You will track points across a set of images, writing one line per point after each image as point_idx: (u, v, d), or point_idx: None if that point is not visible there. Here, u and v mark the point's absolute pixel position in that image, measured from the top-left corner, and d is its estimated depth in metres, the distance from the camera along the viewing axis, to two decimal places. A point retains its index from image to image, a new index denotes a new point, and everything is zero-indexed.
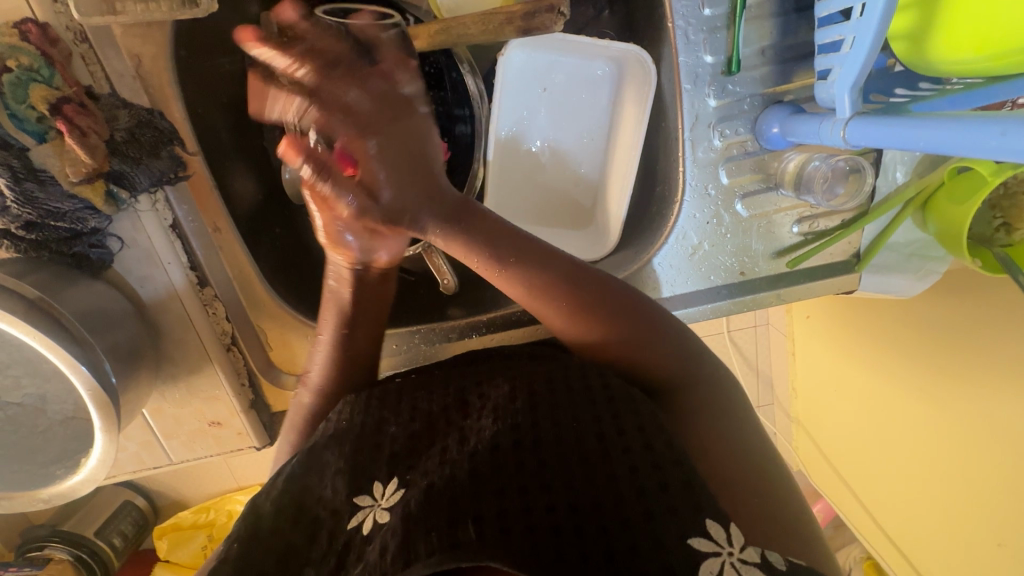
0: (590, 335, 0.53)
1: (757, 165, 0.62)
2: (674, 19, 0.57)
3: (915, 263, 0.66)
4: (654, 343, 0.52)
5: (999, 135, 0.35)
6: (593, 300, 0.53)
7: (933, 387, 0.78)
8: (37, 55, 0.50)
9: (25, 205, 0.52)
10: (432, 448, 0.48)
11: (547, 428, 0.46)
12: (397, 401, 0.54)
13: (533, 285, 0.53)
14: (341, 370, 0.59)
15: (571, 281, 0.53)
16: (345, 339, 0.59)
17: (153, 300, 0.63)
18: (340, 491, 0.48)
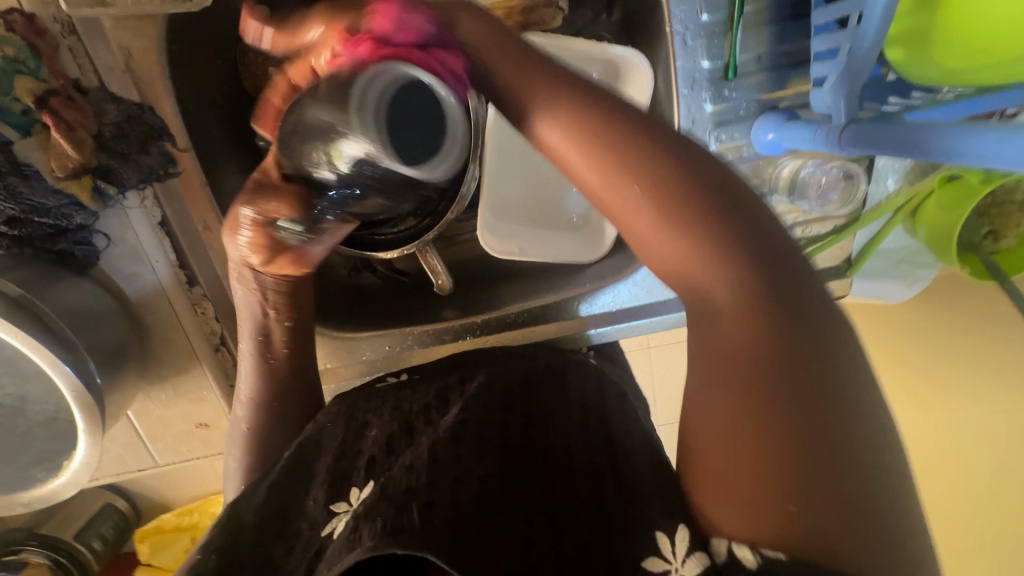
0: (640, 204, 0.37)
1: (752, 171, 0.62)
2: (672, 23, 0.58)
3: (906, 270, 0.67)
4: (738, 275, 0.35)
5: (995, 142, 0.36)
6: (668, 169, 0.36)
7: (930, 392, 0.77)
8: (23, 47, 0.49)
9: (8, 200, 0.51)
10: (407, 446, 0.50)
11: (516, 428, 0.49)
12: (381, 398, 0.58)
13: (603, 145, 0.37)
14: (269, 377, 0.58)
15: (666, 157, 0.37)
16: (267, 348, 0.57)
17: (140, 299, 0.62)
18: (319, 500, 0.47)
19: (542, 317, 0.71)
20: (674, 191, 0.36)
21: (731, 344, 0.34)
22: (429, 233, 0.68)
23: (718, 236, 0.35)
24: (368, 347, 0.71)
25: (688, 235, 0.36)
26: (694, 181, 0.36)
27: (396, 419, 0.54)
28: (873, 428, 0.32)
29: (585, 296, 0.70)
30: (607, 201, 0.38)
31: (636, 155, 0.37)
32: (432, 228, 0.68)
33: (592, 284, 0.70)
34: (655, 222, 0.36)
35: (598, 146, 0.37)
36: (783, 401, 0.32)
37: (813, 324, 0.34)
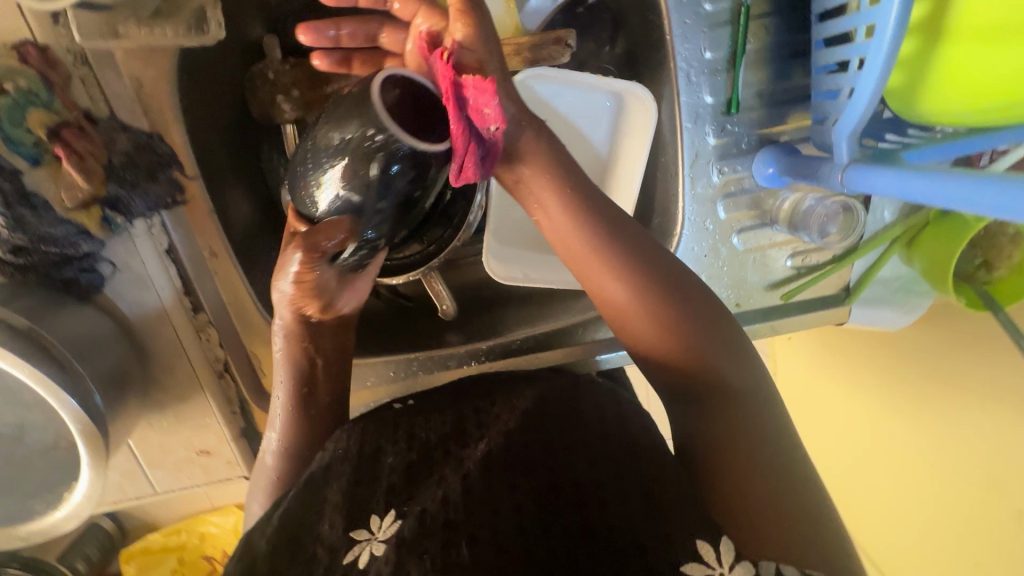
0: (655, 324, 0.48)
1: (753, 202, 0.64)
2: (676, 60, 0.59)
3: (901, 297, 0.68)
4: (736, 370, 0.47)
5: (994, 196, 0.36)
6: (677, 297, 0.48)
7: (922, 411, 0.79)
8: (35, 78, 0.49)
9: (16, 230, 0.51)
10: (430, 478, 0.50)
11: (539, 453, 0.49)
12: (393, 426, 0.57)
13: (628, 272, 0.48)
14: (304, 404, 0.59)
15: (660, 272, 0.48)
16: (305, 375, 0.58)
17: (144, 326, 0.61)
18: (337, 526, 0.47)
19: (546, 343, 0.71)
20: (671, 298, 0.48)
21: (721, 393, 0.46)
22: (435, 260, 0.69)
23: (714, 345, 0.47)
24: (371, 373, 0.71)
25: (693, 345, 0.47)
26: (689, 295, 0.48)
27: (414, 448, 0.54)
28: (812, 483, 0.43)
29: (588, 323, 0.71)
30: (631, 326, 0.49)
31: (651, 284, 0.48)
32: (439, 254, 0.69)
33: (596, 311, 0.70)
34: (671, 339, 0.47)
35: (629, 276, 0.48)
36: (762, 446, 0.43)
37: (768, 402, 0.46)
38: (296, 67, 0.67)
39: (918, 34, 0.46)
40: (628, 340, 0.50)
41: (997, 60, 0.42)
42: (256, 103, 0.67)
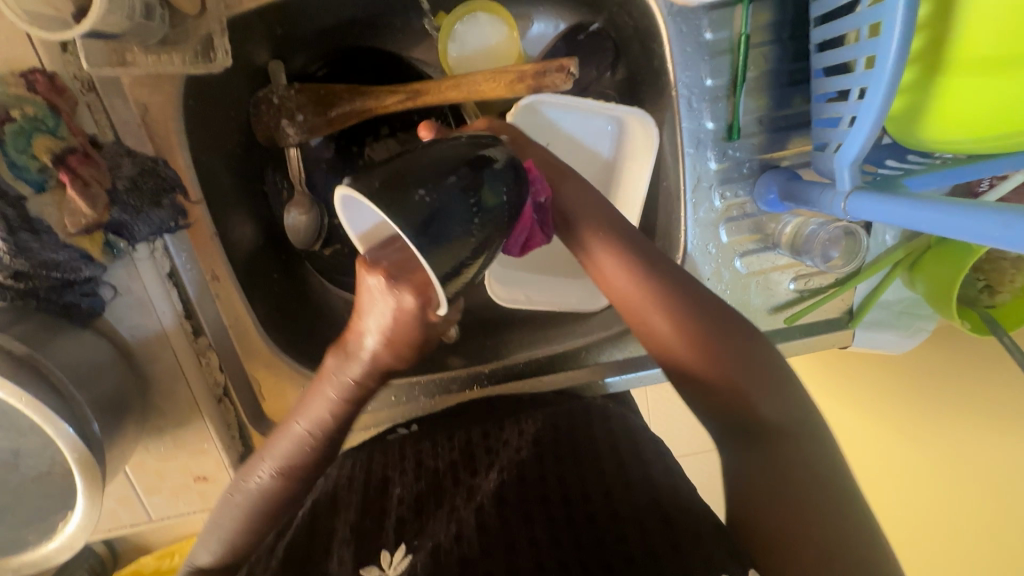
0: (690, 349, 0.47)
1: (755, 226, 0.64)
2: (677, 87, 0.60)
3: (906, 321, 0.68)
4: (774, 407, 0.46)
5: (1003, 227, 0.35)
6: (714, 323, 0.48)
7: (928, 428, 0.78)
8: (42, 104, 0.49)
9: (18, 255, 0.50)
10: (440, 509, 0.54)
11: (552, 483, 0.55)
12: (400, 456, 0.61)
13: (663, 302, 0.49)
14: (332, 425, 0.52)
15: (698, 304, 0.48)
16: (345, 396, 0.50)
17: (144, 350, 0.61)
18: (347, 562, 0.50)
19: (549, 366, 0.70)
20: (712, 328, 0.47)
21: (768, 423, 0.46)
22: None
23: (757, 375, 0.46)
24: (373, 397, 0.70)
25: (729, 374, 0.46)
26: (725, 325, 0.48)
27: (422, 478, 0.58)
28: (850, 506, 0.43)
29: (591, 347, 0.70)
30: (668, 350, 0.48)
31: (685, 317, 0.48)
32: None
33: (599, 333, 0.70)
34: (700, 366, 0.47)
35: (665, 307, 0.48)
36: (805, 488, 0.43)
37: (810, 434, 0.46)
38: (302, 92, 0.67)
39: (918, 64, 0.47)
40: (671, 373, 0.49)
41: (995, 87, 0.42)
42: (260, 126, 0.67)
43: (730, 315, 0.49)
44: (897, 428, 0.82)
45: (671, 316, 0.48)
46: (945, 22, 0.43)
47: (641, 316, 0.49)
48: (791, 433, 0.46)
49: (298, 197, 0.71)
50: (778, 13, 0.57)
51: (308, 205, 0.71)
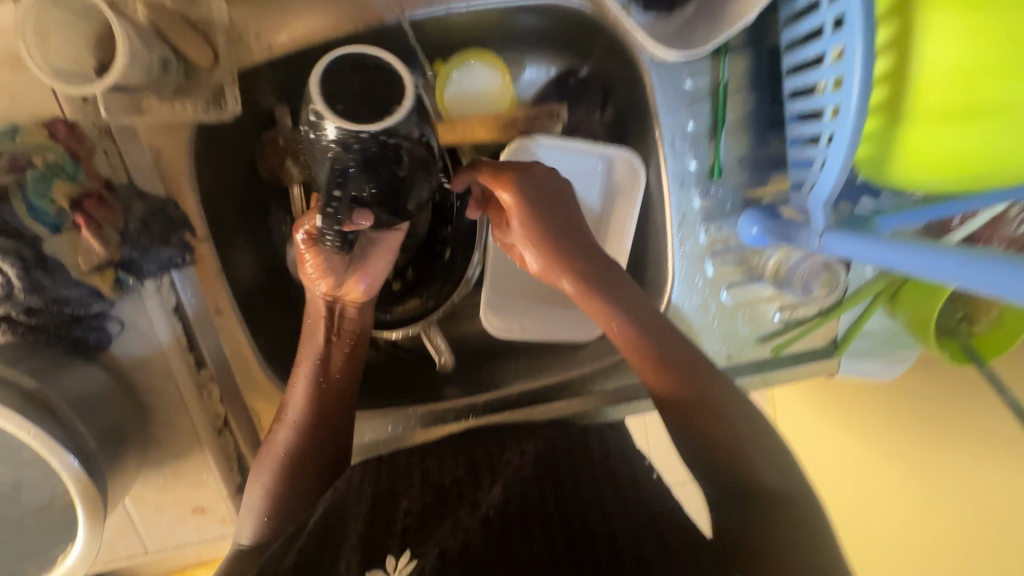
0: (659, 377, 0.54)
1: (739, 259, 0.66)
2: (661, 130, 0.63)
3: (888, 349, 0.70)
4: (757, 443, 0.52)
5: (963, 265, 0.37)
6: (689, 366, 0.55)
7: (916, 451, 0.80)
8: (63, 152, 0.53)
9: (32, 293, 0.53)
10: (442, 523, 0.56)
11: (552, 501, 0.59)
12: (407, 472, 0.64)
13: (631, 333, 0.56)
14: (315, 404, 0.62)
15: (682, 351, 0.55)
16: (321, 372, 0.63)
17: (148, 382, 0.62)
18: (353, 566, 0.51)
19: (543, 397, 0.71)
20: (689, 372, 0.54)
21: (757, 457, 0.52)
22: (432, 313, 0.74)
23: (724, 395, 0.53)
24: (370, 428, 0.71)
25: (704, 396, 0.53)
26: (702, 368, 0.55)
27: (427, 492, 0.60)
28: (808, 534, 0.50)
29: (585, 377, 0.71)
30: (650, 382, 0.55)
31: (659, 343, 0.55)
32: (437, 309, 0.74)
33: (592, 364, 0.72)
34: (678, 399, 0.53)
35: (622, 322, 0.56)
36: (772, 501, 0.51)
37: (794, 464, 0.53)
38: (307, 134, 0.70)
39: (878, 113, 0.48)
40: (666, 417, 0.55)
41: (949, 138, 0.44)
42: (265, 164, 0.70)
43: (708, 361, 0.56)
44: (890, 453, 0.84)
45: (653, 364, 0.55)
46: (895, 75, 0.45)
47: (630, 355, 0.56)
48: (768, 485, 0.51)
49: (300, 232, 0.73)
50: (754, 61, 0.60)
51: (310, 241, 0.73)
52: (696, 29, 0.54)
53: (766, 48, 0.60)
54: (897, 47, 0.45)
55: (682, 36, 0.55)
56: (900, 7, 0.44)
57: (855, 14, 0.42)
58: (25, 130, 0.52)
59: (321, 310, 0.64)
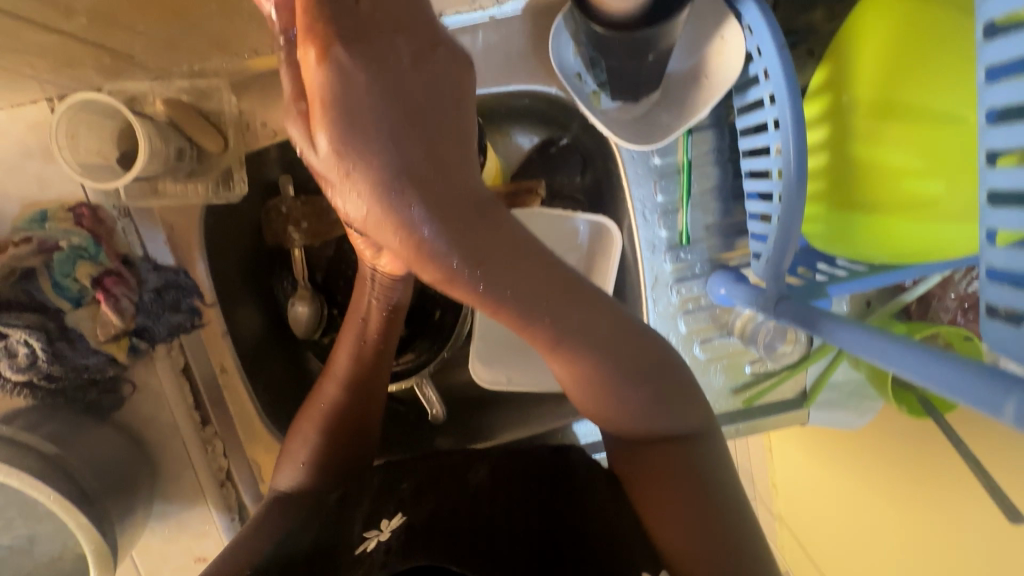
0: (597, 399, 0.55)
1: (711, 317, 0.71)
2: (633, 202, 0.69)
3: (855, 401, 0.74)
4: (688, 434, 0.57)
5: (957, 380, 0.36)
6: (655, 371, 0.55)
7: (906, 493, 0.81)
8: (86, 235, 0.58)
9: (54, 362, 0.57)
10: (437, 488, 0.58)
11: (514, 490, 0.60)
12: (416, 462, 0.63)
13: (561, 340, 0.50)
14: (355, 361, 0.64)
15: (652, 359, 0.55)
16: (363, 332, 0.64)
17: (156, 440, 0.67)
18: (354, 530, 0.54)
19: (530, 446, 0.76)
20: (647, 383, 0.55)
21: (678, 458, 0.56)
22: (425, 368, 0.76)
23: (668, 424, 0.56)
24: None
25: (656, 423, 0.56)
26: (663, 373, 0.55)
27: (426, 469, 0.62)
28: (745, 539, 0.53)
29: (568, 427, 0.76)
30: (587, 409, 0.58)
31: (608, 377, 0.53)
32: (431, 363, 0.77)
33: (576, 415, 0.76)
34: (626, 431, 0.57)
35: (560, 358, 0.52)
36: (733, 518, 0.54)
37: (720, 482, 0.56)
38: (308, 202, 0.72)
39: (816, 201, 0.53)
40: (611, 426, 0.58)
41: (898, 223, 0.46)
42: (269, 230, 0.73)
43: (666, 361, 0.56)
44: (883, 493, 0.85)
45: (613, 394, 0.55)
46: (840, 163, 0.49)
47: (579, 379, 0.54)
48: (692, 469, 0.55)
49: (302, 290, 0.75)
50: (717, 140, 0.66)
51: (312, 298, 0.76)
52: (660, 115, 0.61)
53: (728, 127, 0.66)
54: (829, 147, 0.50)
55: (648, 120, 0.62)
56: (830, 114, 0.49)
57: (788, 119, 0.48)
58: (54, 217, 0.58)
59: (365, 273, 0.62)
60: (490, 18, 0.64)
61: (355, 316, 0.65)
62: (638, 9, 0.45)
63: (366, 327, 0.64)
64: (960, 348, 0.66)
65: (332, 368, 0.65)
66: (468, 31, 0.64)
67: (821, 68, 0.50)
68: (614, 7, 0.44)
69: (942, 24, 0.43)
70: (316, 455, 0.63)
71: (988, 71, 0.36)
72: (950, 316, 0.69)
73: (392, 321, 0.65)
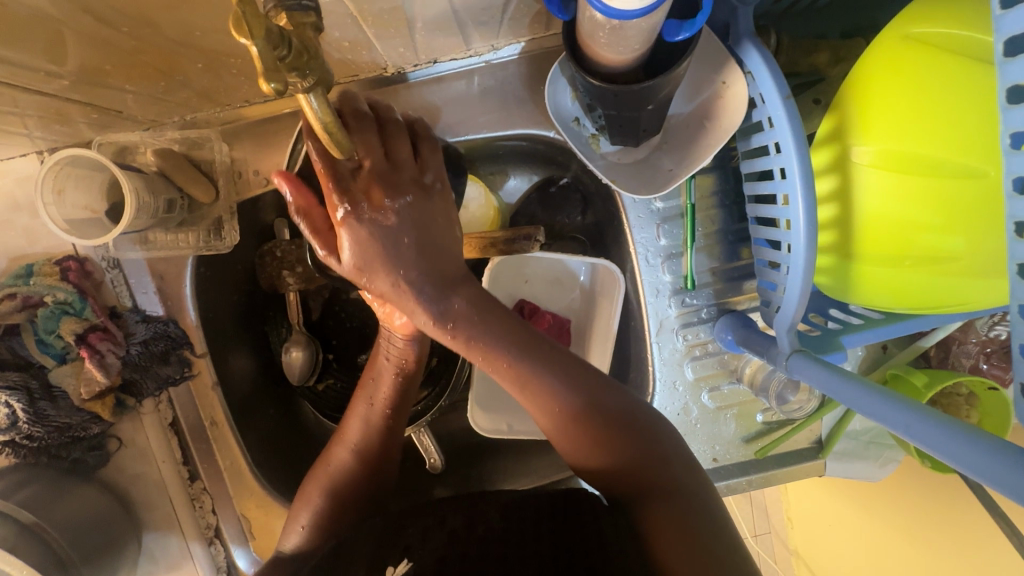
0: (567, 436, 0.53)
1: (719, 362, 0.68)
2: (635, 246, 0.67)
3: (874, 450, 0.70)
4: (668, 471, 0.51)
5: (989, 453, 0.34)
6: (599, 401, 0.52)
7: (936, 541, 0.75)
8: (73, 290, 0.57)
9: (36, 424, 0.55)
10: (440, 531, 0.55)
11: (514, 548, 0.52)
12: (423, 510, 0.59)
13: (525, 384, 0.52)
14: (365, 424, 0.62)
15: (593, 387, 0.53)
16: (373, 394, 0.62)
17: (142, 497, 0.65)
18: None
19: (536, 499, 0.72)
20: (597, 412, 0.52)
21: (669, 499, 0.49)
22: (424, 418, 0.73)
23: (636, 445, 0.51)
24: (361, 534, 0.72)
25: (615, 442, 0.51)
26: (611, 401, 0.53)
27: (427, 517, 0.57)
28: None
29: (572, 478, 0.73)
30: (562, 451, 0.54)
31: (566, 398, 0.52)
32: (429, 413, 0.73)
33: None
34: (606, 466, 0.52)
35: (533, 400, 0.52)
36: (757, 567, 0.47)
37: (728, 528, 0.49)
38: (302, 246, 0.68)
39: (829, 251, 0.50)
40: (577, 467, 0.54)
41: (915, 279, 0.46)
42: (263, 274, 0.69)
43: (613, 389, 0.54)
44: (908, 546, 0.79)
45: (573, 435, 0.52)
46: (846, 211, 0.47)
47: (551, 423, 0.53)
48: (688, 512, 0.49)
49: (296, 334, 0.72)
50: (721, 181, 0.64)
51: (306, 342, 0.72)
52: (661, 159, 0.60)
53: (731, 169, 0.64)
54: (839, 199, 0.48)
55: (649, 164, 0.60)
56: (838, 165, 0.47)
57: (796, 170, 0.45)
58: (40, 271, 0.57)
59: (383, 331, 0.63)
60: (486, 63, 0.63)
61: (379, 365, 0.63)
62: (631, 65, 0.45)
63: (380, 373, 0.63)
64: (982, 398, 0.63)
65: (347, 434, 0.62)
66: (463, 76, 0.63)
67: (827, 117, 0.48)
68: (610, 61, 0.44)
69: (958, 74, 0.41)
70: (320, 514, 0.59)
71: (1012, 137, 0.33)
72: (972, 361, 0.65)
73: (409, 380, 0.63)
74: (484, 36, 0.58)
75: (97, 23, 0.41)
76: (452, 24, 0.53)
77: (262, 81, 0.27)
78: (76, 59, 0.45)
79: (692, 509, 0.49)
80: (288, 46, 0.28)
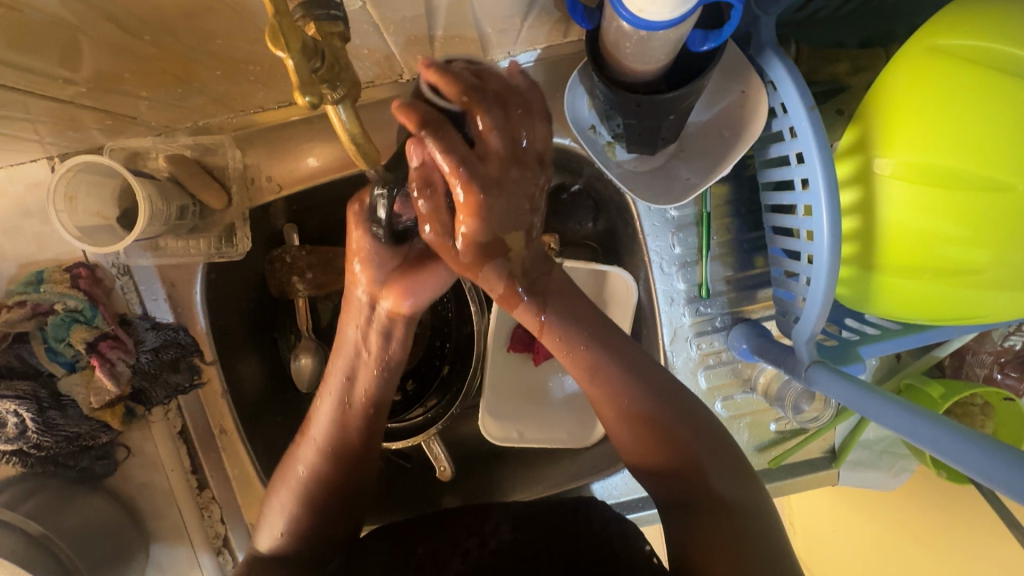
0: (630, 428, 0.54)
1: (732, 371, 0.67)
2: (649, 253, 0.66)
3: (887, 459, 0.70)
4: (723, 481, 0.50)
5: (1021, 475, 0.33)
6: (665, 400, 0.53)
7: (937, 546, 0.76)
8: (83, 298, 0.57)
9: (45, 433, 0.54)
10: (453, 551, 0.54)
11: (525, 554, 0.53)
12: (433, 522, 0.59)
13: (597, 370, 0.55)
14: (340, 427, 0.57)
15: (658, 387, 0.54)
16: (348, 394, 0.57)
17: (150, 505, 0.64)
18: None
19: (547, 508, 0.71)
20: (662, 410, 0.53)
21: (719, 504, 0.49)
22: (434, 425, 0.71)
23: (693, 447, 0.51)
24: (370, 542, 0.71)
25: (678, 440, 0.52)
26: (675, 401, 0.53)
27: (437, 533, 0.57)
28: None
29: (585, 486, 0.72)
30: (622, 445, 0.55)
31: (633, 392, 0.53)
32: (439, 420, 0.71)
33: (593, 472, 0.72)
34: (661, 465, 0.52)
35: (600, 385, 0.54)
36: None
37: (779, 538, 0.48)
38: (313, 252, 0.68)
39: (850, 262, 0.50)
40: (630, 458, 0.55)
41: (932, 290, 0.45)
42: (273, 280, 0.69)
43: (681, 390, 0.55)
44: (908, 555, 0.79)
45: (632, 429, 0.54)
46: (869, 220, 0.47)
47: (614, 418, 0.55)
48: (735, 518, 0.48)
49: (304, 341, 0.71)
50: (736, 191, 0.64)
51: (314, 349, 0.71)
52: (679, 168, 0.59)
53: (746, 177, 0.64)
54: (861, 210, 0.47)
55: (666, 172, 0.60)
56: (861, 177, 0.47)
57: (819, 181, 0.44)
58: (50, 277, 0.56)
59: (358, 305, 0.55)
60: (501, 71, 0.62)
61: (348, 352, 0.56)
62: (655, 74, 0.45)
63: (356, 363, 0.56)
64: (998, 407, 0.63)
65: (311, 430, 0.58)
66: None
67: (849, 130, 0.48)
68: (634, 70, 0.44)
69: (986, 87, 0.41)
70: (302, 517, 0.56)
71: None
72: (986, 371, 0.65)
73: (388, 376, 0.58)
74: (502, 43, 0.57)
75: (118, 30, 0.41)
76: (471, 32, 0.53)
77: (297, 94, 0.27)
78: (92, 65, 0.44)
79: (739, 516, 0.49)
80: (321, 58, 0.28)
